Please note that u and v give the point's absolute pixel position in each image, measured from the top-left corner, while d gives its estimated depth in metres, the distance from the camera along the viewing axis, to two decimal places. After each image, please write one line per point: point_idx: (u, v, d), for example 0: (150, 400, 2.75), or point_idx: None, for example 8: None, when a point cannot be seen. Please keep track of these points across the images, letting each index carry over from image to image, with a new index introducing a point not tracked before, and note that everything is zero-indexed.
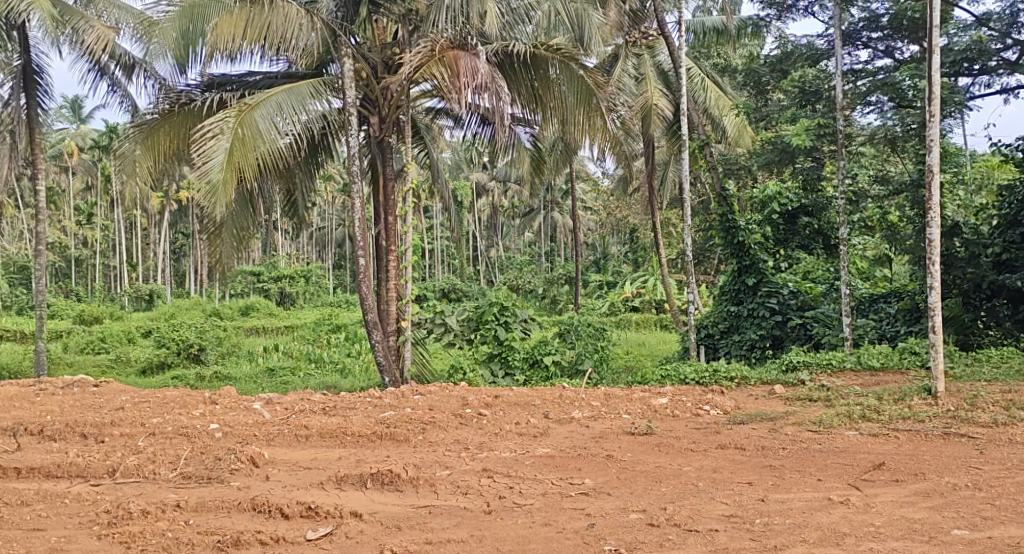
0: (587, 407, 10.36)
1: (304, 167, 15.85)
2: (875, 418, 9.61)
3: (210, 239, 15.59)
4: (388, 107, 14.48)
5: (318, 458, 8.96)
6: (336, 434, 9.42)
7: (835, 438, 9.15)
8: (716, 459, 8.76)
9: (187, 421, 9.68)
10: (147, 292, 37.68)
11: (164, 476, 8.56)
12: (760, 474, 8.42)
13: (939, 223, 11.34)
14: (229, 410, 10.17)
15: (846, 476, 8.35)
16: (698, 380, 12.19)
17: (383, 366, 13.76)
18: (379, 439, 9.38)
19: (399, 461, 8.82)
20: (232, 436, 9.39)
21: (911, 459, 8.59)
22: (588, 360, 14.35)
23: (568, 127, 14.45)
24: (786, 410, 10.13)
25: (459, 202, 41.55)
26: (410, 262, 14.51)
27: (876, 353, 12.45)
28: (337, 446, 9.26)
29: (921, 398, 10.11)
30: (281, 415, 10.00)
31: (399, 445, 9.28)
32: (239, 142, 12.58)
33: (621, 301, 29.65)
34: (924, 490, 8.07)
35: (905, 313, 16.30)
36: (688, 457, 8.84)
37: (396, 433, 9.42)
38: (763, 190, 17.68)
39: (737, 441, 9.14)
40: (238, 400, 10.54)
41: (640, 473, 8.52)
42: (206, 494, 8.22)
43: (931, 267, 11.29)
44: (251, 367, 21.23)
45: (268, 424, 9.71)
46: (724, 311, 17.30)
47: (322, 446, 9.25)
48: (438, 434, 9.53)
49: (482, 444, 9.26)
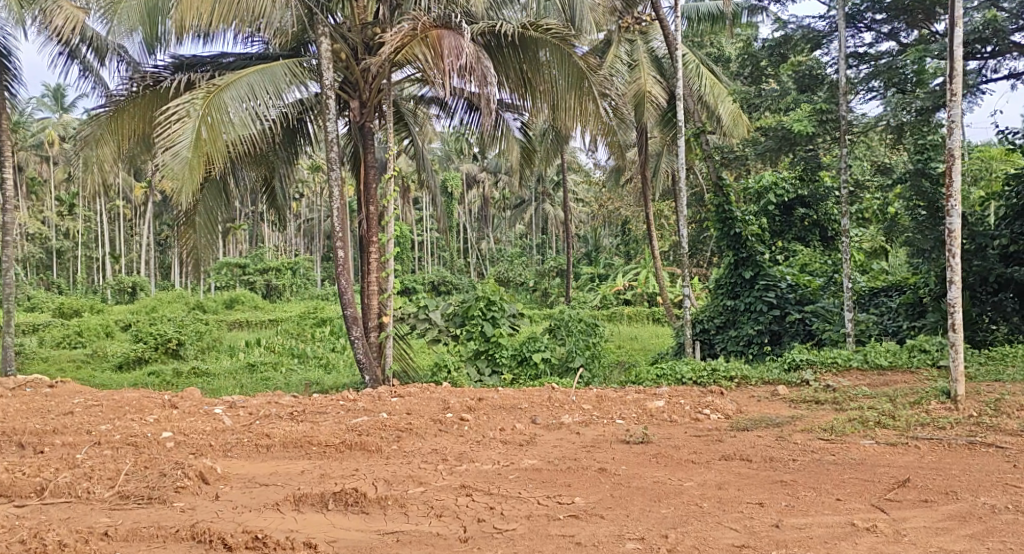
0: (578, 412, 9.64)
1: (283, 152, 15.07)
2: (892, 424, 8.92)
3: (183, 229, 14.80)
4: (370, 91, 13.70)
5: (278, 472, 8.25)
6: (301, 443, 8.72)
7: (850, 448, 8.47)
8: (721, 473, 8.06)
9: (137, 429, 8.96)
10: (130, 284, 36.90)
11: (99, 495, 7.83)
12: (770, 492, 7.73)
13: (960, 212, 10.62)
14: (187, 415, 9.43)
15: (868, 494, 7.67)
16: (696, 380, 11.49)
17: (364, 364, 13.01)
18: (349, 450, 8.66)
19: (370, 476, 8.11)
20: (184, 446, 8.67)
21: (938, 475, 7.92)
22: (580, 358, 13.69)
23: (558, 113, 13.72)
24: (792, 414, 9.45)
25: (448, 194, 40.88)
26: (393, 253, 13.66)
27: (883, 350, 11.74)
28: (302, 457, 8.54)
29: (940, 402, 9.42)
30: (244, 421, 9.28)
31: (371, 456, 8.56)
32: (207, 126, 11.85)
33: (612, 294, 29.03)
34: (958, 513, 7.40)
35: (907, 308, 15.68)
36: (689, 471, 8.14)
37: (368, 443, 8.70)
38: (757, 179, 17.03)
39: (742, 452, 8.45)
40: (199, 403, 9.81)
41: (636, 490, 7.82)
42: (142, 520, 7.51)
43: (951, 259, 10.61)
44: (231, 362, 20.53)
45: (227, 432, 8.99)
46: (720, 306, 16.58)
47: (284, 457, 8.54)
48: (415, 443, 8.82)
49: (462, 455, 8.56)
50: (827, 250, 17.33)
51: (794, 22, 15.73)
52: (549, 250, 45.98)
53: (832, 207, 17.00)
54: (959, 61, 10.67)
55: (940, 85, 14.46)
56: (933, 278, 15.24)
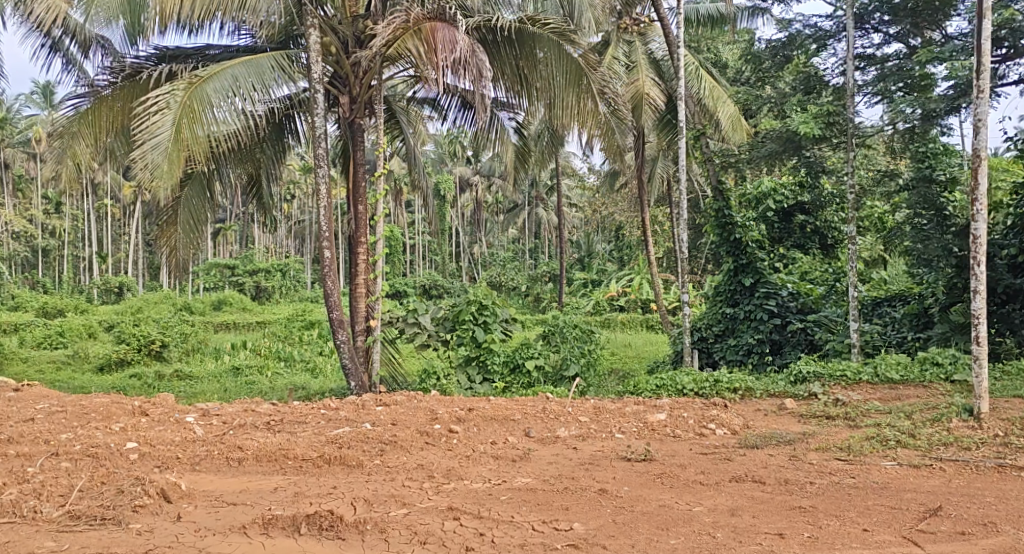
0: (575, 424, 9.12)
1: (270, 149, 14.54)
2: (912, 444, 8.41)
3: (163, 227, 14.20)
4: (361, 86, 13.15)
5: (249, 489, 7.70)
6: (275, 457, 8.19)
7: (870, 470, 7.96)
8: (732, 497, 7.55)
9: (100, 439, 8.41)
10: (116, 284, 36.31)
11: (47, 515, 7.28)
12: (788, 520, 7.21)
13: (986, 217, 10.08)
14: (155, 424, 8.90)
15: (897, 524, 7.14)
16: (697, 391, 10.97)
17: (349, 369, 12.40)
18: (329, 465, 8.13)
19: (350, 496, 7.57)
20: (149, 459, 8.13)
21: (972, 503, 7.39)
22: (574, 366, 13.22)
23: (555, 111, 13.21)
24: (803, 430, 8.94)
25: (441, 195, 40.34)
26: (382, 254, 13.13)
27: (894, 363, 11.21)
28: (276, 472, 8.01)
29: (962, 419, 8.91)
30: (216, 431, 8.74)
31: (351, 471, 8.03)
32: (188, 118, 11.29)
33: (606, 300, 28.51)
34: (1001, 547, 6.86)
35: (910, 319, 15.20)
36: (697, 493, 7.62)
37: (348, 458, 8.16)
38: (757, 185, 16.57)
39: (754, 473, 7.93)
40: (170, 411, 9.26)
41: (640, 515, 7.30)
42: (93, 544, 6.95)
43: (976, 268, 10.09)
44: (216, 365, 19.97)
45: (196, 443, 8.45)
46: (719, 314, 16.07)
47: (256, 471, 8.01)
48: (399, 457, 8.29)
49: (450, 471, 8.03)
50: (827, 258, 16.93)
51: (801, 21, 15.16)
52: (542, 255, 45.42)
53: (831, 215, 16.68)
54: (985, 61, 10.18)
55: (950, 90, 13.86)
56: (940, 288, 14.76)
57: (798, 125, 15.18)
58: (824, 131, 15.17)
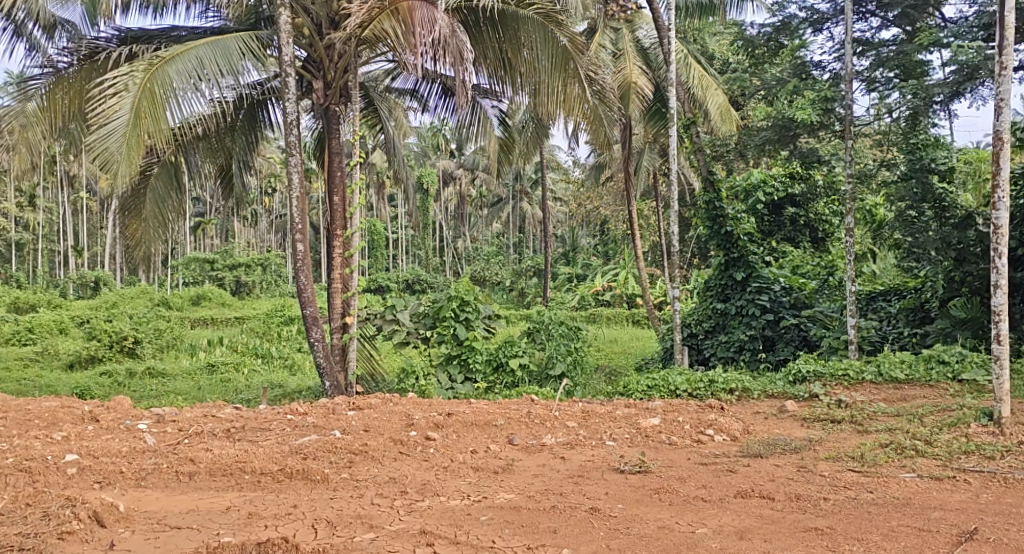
0: (562, 431, 8.52)
1: (241, 137, 13.76)
2: (931, 453, 7.86)
3: (129, 219, 13.52)
4: (336, 71, 12.40)
5: (197, 510, 7.06)
6: (230, 470, 7.56)
7: (889, 483, 7.38)
8: (739, 516, 6.94)
9: (37, 451, 7.76)
10: (92, 278, 35.44)
11: None
12: (803, 543, 6.60)
13: (1009, 205, 9.42)
14: (102, 432, 8.26)
15: (930, 550, 6.51)
16: (691, 392, 10.38)
17: (324, 369, 11.76)
18: (290, 480, 7.50)
19: (310, 517, 6.94)
20: (89, 473, 7.50)
21: (1010, 524, 6.77)
22: (560, 364, 12.59)
23: (540, 98, 12.55)
24: (808, 436, 8.37)
25: (423, 188, 39.65)
26: (359, 246, 12.34)
27: (897, 360, 10.64)
28: (230, 489, 7.38)
29: (981, 425, 8.33)
30: (169, 441, 8.11)
31: (315, 487, 7.40)
32: (148, 102, 10.60)
33: (591, 295, 27.94)
34: None
35: (907, 314, 14.60)
36: (700, 512, 7.01)
37: (312, 472, 7.54)
38: (746, 176, 16.04)
39: (760, 488, 7.34)
40: (120, 418, 8.60)
41: (636, 539, 6.67)
42: None
43: (998, 260, 9.46)
44: (190, 362, 19.28)
45: (145, 455, 7.83)
46: (709, 309, 15.52)
47: (208, 488, 7.38)
48: (369, 470, 7.68)
49: (424, 487, 7.40)
50: (817, 252, 16.37)
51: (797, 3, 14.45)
52: (527, 249, 44.73)
53: (824, 208, 16.17)
54: (1009, 41, 9.49)
55: (953, 75, 13.11)
56: (939, 281, 14.16)
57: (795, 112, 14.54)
58: (822, 117, 14.50)
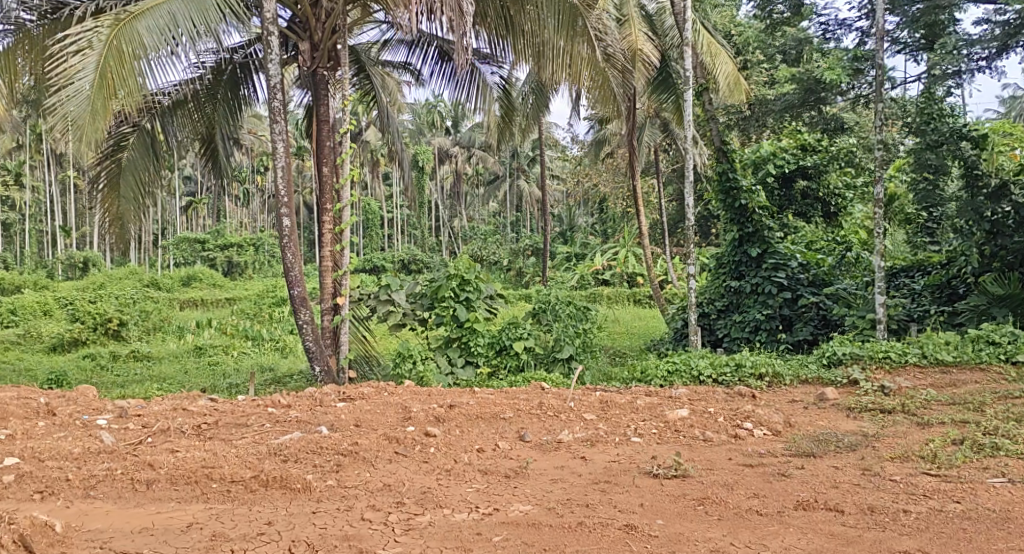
0: (580, 425, 7.67)
1: (222, 103, 12.72)
2: (1014, 450, 7.06)
3: (105, 194, 12.49)
4: (322, 31, 11.41)
5: (153, 529, 6.23)
6: (194, 478, 6.71)
7: (975, 491, 6.58)
8: (806, 536, 6.16)
9: None
10: (81, 258, 34.33)
11: None
12: None
13: None
14: (55, 430, 7.45)
15: None
16: (716, 378, 9.55)
17: (314, 353, 10.92)
18: (266, 489, 6.66)
19: (286, 539, 6.13)
20: (30, 483, 6.67)
21: None
22: (569, 348, 11.68)
23: (544, 61, 11.57)
24: (863, 432, 7.56)
25: (418, 166, 38.61)
26: (350, 223, 11.20)
27: (943, 341, 9.80)
28: (195, 500, 6.54)
29: None
30: (131, 440, 7.26)
31: (294, 498, 6.56)
32: (114, 62, 9.65)
33: (590, 274, 27.03)
34: None
35: (933, 291, 13.62)
36: (761, 531, 6.22)
37: (291, 479, 6.69)
38: (754, 149, 14.87)
39: (824, 498, 6.55)
40: (77, 414, 7.76)
41: None
42: None
43: None
44: (176, 345, 18.35)
45: (100, 457, 6.99)
46: (723, 288, 14.61)
47: (167, 499, 6.54)
48: (359, 474, 6.84)
49: (423, 497, 6.56)
50: (830, 227, 15.25)
51: None
52: (523, 229, 43.79)
53: (836, 181, 14.88)
54: None
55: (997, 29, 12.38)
56: (974, 255, 13.03)
57: (822, 73, 13.61)
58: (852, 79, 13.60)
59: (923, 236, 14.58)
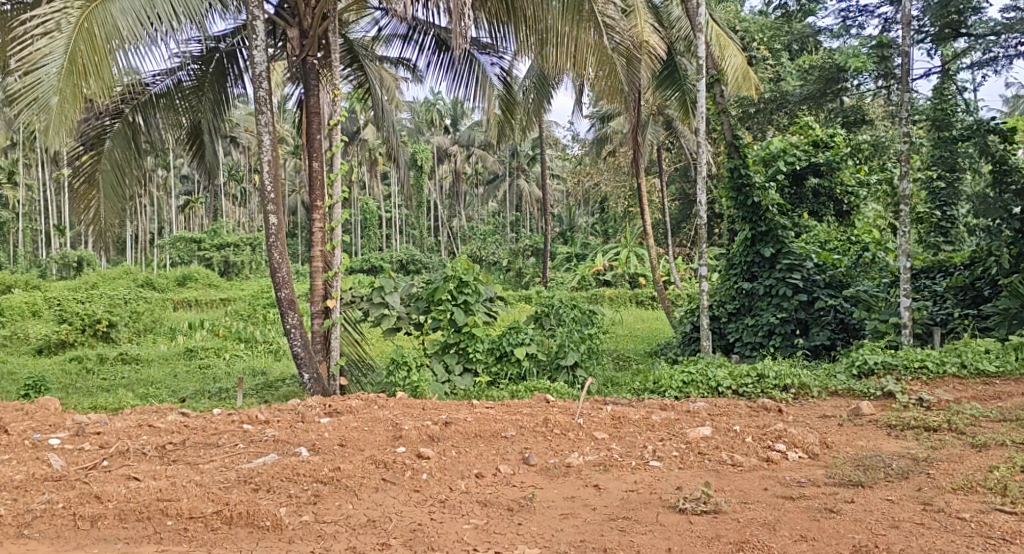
0: (593, 445, 7.15)
1: (209, 96, 11.78)
2: None
3: (82, 191, 11.46)
4: (313, 17, 10.61)
5: None
6: (146, 514, 6.29)
7: None
8: None
9: None
10: (75, 258, 33.42)
11: None
12: None
13: None
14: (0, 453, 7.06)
15: None
16: (736, 388, 9.01)
17: (302, 358, 10.17)
18: (231, 526, 6.24)
19: None
20: None
21: None
22: (574, 354, 10.94)
23: (547, 49, 10.80)
24: (913, 454, 7.07)
25: (417, 165, 37.91)
26: (342, 220, 10.53)
27: (983, 350, 9.43)
28: (146, 541, 6.13)
29: None
30: (80, 462, 6.93)
31: (262, 538, 6.14)
32: (85, 46, 8.91)
33: (592, 274, 26.26)
34: None
35: (956, 293, 12.75)
36: None
37: (261, 515, 6.26)
38: (764, 145, 14.03)
39: (883, 540, 6.01)
40: (26, 434, 7.35)
41: None
42: None
43: None
44: (167, 347, 17.65)
45: (44, 485, 6.64)
46: (734, 289, 13.81)
47: (114, 539, 6.14)
48: (338, 506, 6.39)
49: (412, 537, 6.12)
50: (842, 226, 14.40)
51: None
52: (523, 229, 43.16)
53: (849, 178, 14.00)
54: None
55: None
56: (1004, 254, 12.18)
57: (845, 61, 12.81)
58: (879, 67, 12.81)
59: (936, 236, 13.62)
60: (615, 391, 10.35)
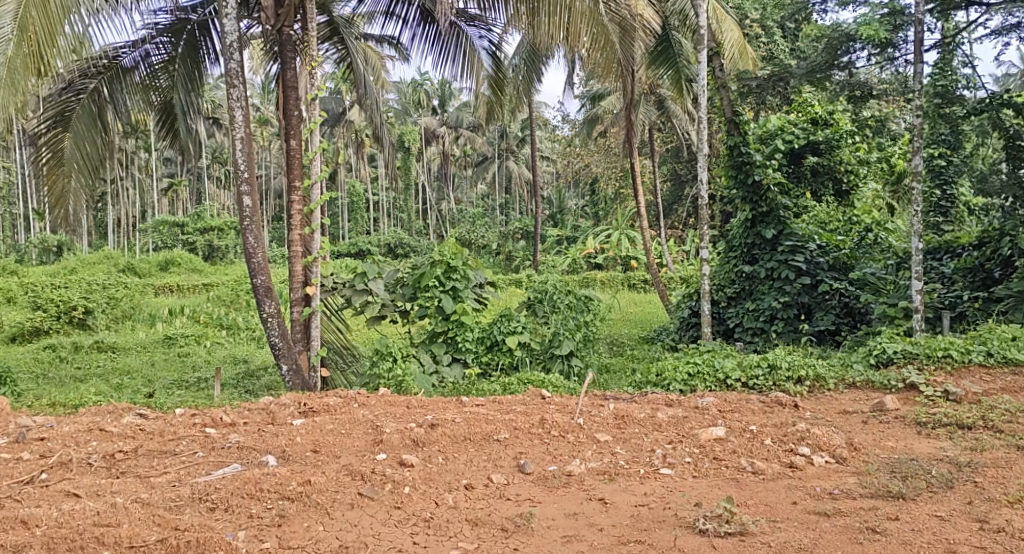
0: (597, 450, 6.65)
1: (181, 70, 11.04)
2: None
3: (47, 173, 10.56)
4: None
5: None
6: (79, 543, 5.67)
7: None
8: None
9: None
10: (54, 242, 32.53)
11: None
12: None
13: None
14: None
15: None
16: (746, 380, 8.51)
17: (280, 350, 9.48)
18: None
19: None
20: None
21: None
22: (568, 342, 10.33)
23: (539, 19, 10.04)
24: (949, 458, 6.61)
25: (404, 147, 37.15)
26: (322, 203, 9.78)
27: (1008, 337, 8.98)
28: None
29: None
30: (15, 477, 6.32)
31: None
32: (37, 13, 8.16)
33: (583, 257, 25.66)
34: None
35: (964, 275, 12.07)
36: None
37: (210, 544, 5.68)
38: (762, 123, 13.35)
39: None
40: None
41: None
42: None
43: None
44: (145, 334, 16.97)
45: None
46: (734, 272, 13.23)
47: None
48: (312, 528, 5.86)
49: None
50: (840, 206, 13.69)
51: None
52: (512, 211, 42.50)
53: (849, 156, 13.27)
54: None
55: None
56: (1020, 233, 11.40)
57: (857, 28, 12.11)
58: (889, 36, 12.18)
59: (935, 216, 13.24)
60: (617, 384, 9.77)
